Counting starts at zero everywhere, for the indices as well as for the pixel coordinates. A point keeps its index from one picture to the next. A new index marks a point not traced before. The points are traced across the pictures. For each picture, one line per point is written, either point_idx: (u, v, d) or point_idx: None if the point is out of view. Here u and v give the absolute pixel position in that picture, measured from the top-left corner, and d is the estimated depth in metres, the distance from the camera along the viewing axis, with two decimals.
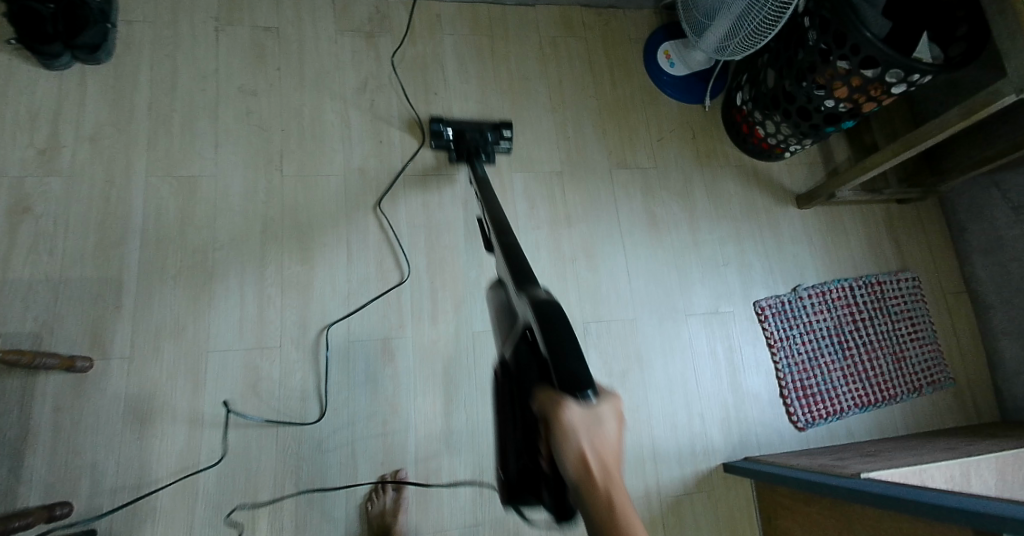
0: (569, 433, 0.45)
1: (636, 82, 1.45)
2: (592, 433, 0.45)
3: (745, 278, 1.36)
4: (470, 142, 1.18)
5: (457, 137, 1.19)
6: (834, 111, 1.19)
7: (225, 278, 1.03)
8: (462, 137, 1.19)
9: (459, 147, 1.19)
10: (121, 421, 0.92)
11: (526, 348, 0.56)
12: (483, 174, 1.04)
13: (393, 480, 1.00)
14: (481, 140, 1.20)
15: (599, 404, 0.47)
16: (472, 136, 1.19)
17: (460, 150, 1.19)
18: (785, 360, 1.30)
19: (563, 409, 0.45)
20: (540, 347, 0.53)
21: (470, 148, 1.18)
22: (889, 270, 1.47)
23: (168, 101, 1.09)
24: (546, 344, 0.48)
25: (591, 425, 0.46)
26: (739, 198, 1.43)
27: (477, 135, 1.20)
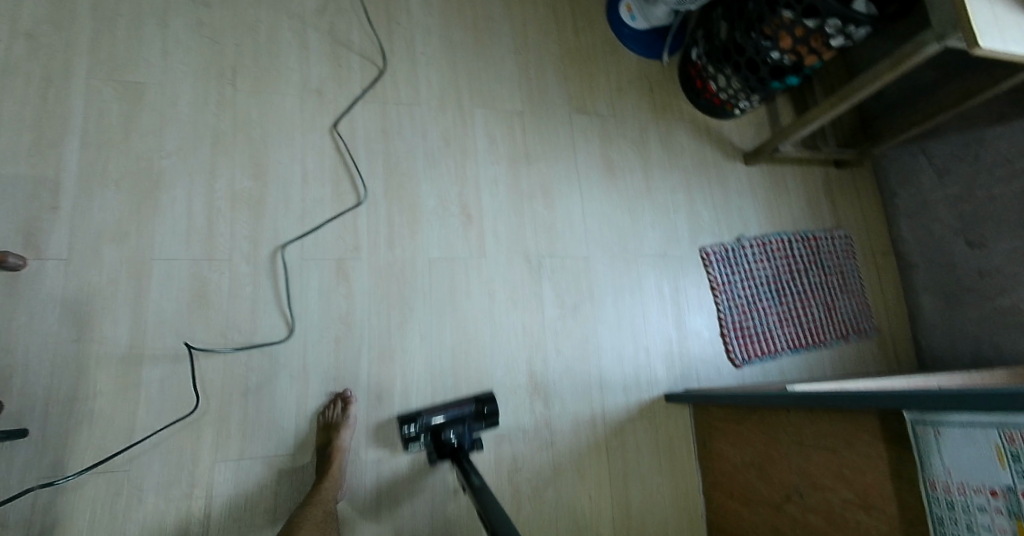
0: None
1: (597, 32, 1.49)
2: None
3: (694, 225, 1.42)
4: (450, 443, 0.98)
5: (435, 438, 0.99)
6: (779, 64, 1.25)
7: (173, 187, 1.00)
8: (440, 436, 0.98)
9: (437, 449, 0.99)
10: (56, 323, 0.89)
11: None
12: (481, 486, 0.83)
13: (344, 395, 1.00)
14: (464, 430, 1.00)
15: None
16: (454, 432, 1.00)
17: (439, 452, 0.99)
18: (726, 303, 1.37)
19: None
20: None
21: (451, 450, 0.98)
22: (825, 228, 1.57)
23: (113, 3, 1.04)
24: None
25: None
26: (691, 151, 1.49)
27: (460, 429, 1.00)
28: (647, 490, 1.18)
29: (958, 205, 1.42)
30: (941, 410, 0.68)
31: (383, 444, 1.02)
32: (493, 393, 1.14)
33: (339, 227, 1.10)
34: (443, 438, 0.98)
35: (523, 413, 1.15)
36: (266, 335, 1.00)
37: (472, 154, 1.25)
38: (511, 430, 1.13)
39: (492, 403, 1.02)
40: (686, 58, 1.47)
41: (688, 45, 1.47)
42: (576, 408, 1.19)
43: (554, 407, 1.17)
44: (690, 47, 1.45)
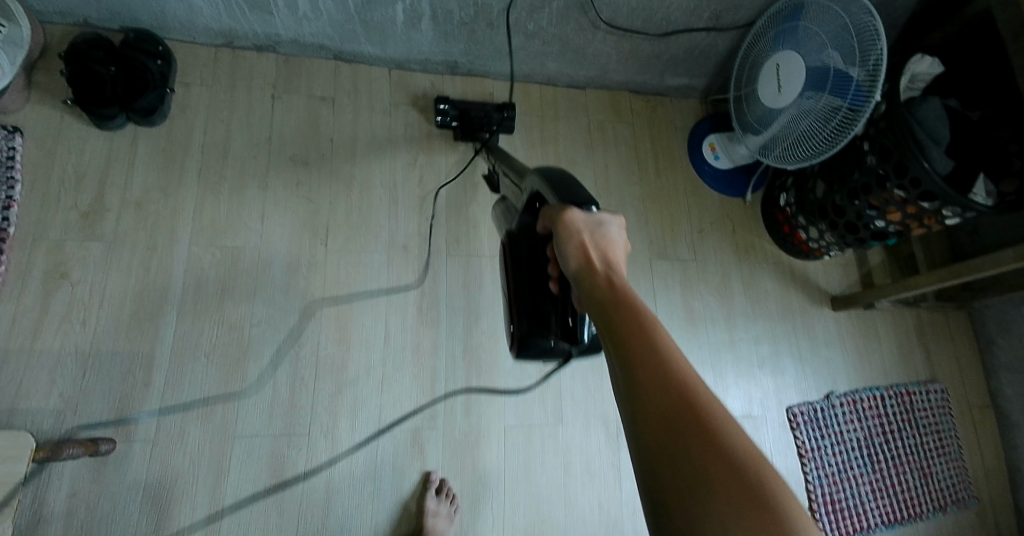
0: (574, 229, 0.60)
1: (679, 171, 1.46)
2: (594, 232, 0.61)
3: (779, 380, 1.34)
4: (473, 123, 1.20)
5: (462, 115, 1.21)
6: (883, 230, 1.19)
7: (260, 357, 0.99)
8: (467, 115, 1.20)
9: (463, 124, 1.21)
10: (138, 510, 0.88)
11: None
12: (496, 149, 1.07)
13: None
14: (486, 119, 1.21)
15: (599, 213, 0.63)
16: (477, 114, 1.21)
17: (465, 127, 1.21)
18: (816, 471, 1.28)
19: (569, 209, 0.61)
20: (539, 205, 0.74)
21: (474, 128, 1.20)
22: (917, 380, 1.45)
23: (218, 167, 1.07)
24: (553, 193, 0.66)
25: (592, 228, 0.61)
26: (775, 296, 1.42)
27: (482, 113, 1.21)
28: None
29: None
30: None
31: None
32: None
33: (411, 392, 1.06)
34: (468, 115, 1.20)
35: None
36: (340, 515, 0.96)
37: None
38: None
39: (512, 106, 1.20)
40: (775, 199, 1.42)
41: (778, 187, 1.42)
42: None
43: None
44: (781, 190, 1.40)
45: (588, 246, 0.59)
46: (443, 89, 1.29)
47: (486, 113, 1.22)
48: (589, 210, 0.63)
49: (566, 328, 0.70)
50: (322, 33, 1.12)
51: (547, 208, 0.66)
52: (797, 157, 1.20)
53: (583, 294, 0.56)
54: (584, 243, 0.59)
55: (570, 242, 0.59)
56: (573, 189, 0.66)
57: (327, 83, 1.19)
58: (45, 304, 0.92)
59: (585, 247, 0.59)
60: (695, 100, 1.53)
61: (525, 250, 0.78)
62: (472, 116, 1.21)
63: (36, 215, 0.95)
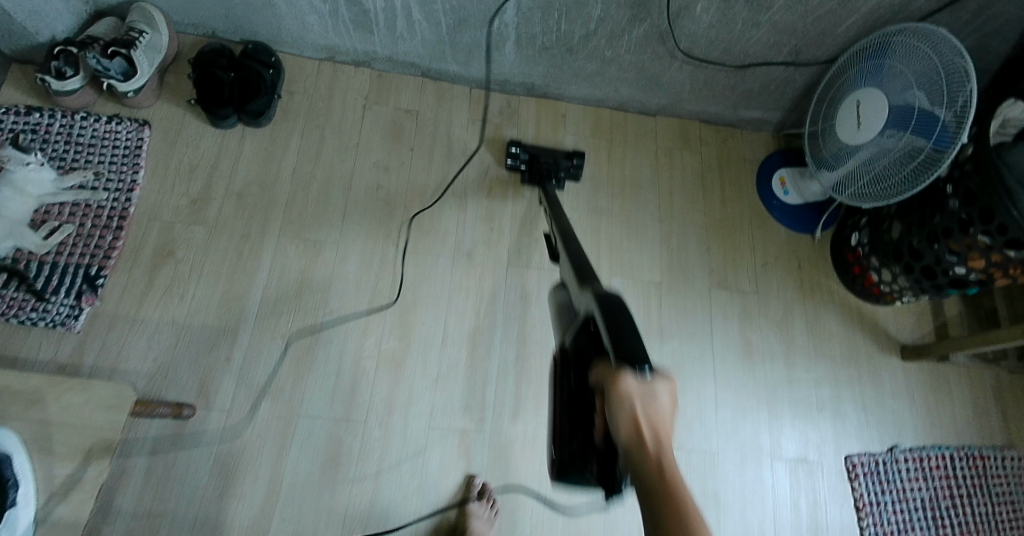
0: (625, 399, 0.49)
1: (745, 203, 1.45)
2: (647, 403, 0.50)
3: (839, 426, 1.28)
4: (542, 167, 1.23)
5: (531, 160, 1.24)
6: (964, 278, 1.13)
7: (328, 345, 1.06)
8: (535, 161, 1.23)
9: (531, 169, 1.24)
10: (209, 474, 0.95)
11: (587, 339, 0.60)
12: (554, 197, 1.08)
13: None
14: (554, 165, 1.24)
15: (653, 380, 0.51)
16: (545, 160, 1.24)
17: (532, 172, 1.24)
18: (873, 528, 1.21)
19: (620, 376, 0.50)
20: (596, 328, 0.58)
21: (542, 173, 1.23)
22: (994, 444, 1.34)
23: (310, 167, 1.16)
24: (607, 333, 0.53)
25: (646, 395, 0.50)
26: (840, 338, 1.37)
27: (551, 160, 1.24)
28: None
29: None
30: None
31: None
32: None
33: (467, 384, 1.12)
34: (536, 160, 1.23)
35: None
36: (386, 505, 1.01)
37: None
38: None
39: (580, 154, 1.23)
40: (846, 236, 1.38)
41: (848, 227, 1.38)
42: None
43: None
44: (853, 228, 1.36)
45: (642, 419, 0.49)
46: (519, 109, 1.35)
47: (554, 160, 1.26)
48: (643, 374, 0.50)
49: (604, 486, 0.52)
50: (414, 52, 1.21)
51: (599, 358, 0.54)
52: (871, 197, 1.18)
53: (633, 479, 0.49)
54: (632, 411, 0.49)
55: (619, 410, 0.49)
56: (629, 335, 0.52)
57: (412, 97, 1.28)
58: (152, 278, 1.03)
59: (637, 420, 0.49)
60: (768, 133, 1.53)
61: (565, 364, 0.63)
62: (541, 162, 1.24)
63: (153, 198, 1.07)
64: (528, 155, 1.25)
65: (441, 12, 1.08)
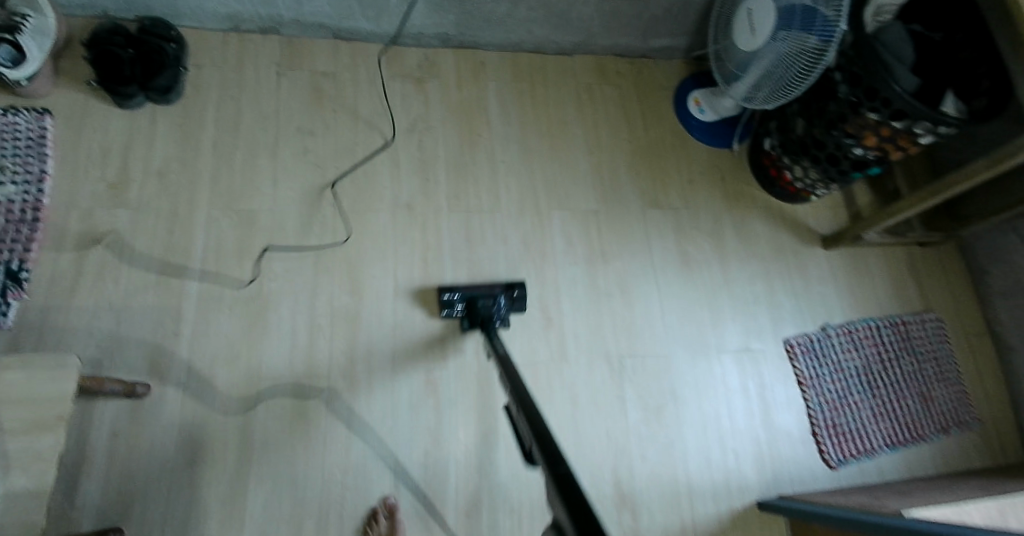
0: None
1: (666, 126, 1.53)
2: None
3: (776, 315, 1.39)
4: (482, 311, 1.11)
5: (469, 308, 1.12)
6: (863, 159, 1.26)
7: (278, 309, 1.06)
8: (473, 307, 1.11)
9: (470, 317, 1.12)
10: (175, 447, 0.94)
11: None
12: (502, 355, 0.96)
13: (385, 508, 0.98)
14: (494, 306, 1.13)
15: None
16: (484, 305, 1.12)
17: (472, 319, 1.12)
18: (816, 398, 1.32)
19: None
20: None
21: (482, 317, 1.11)
22: (913, 310, 1.50)
23: (231, 138, 1.14)
24: None
25: None
26: (767, 238, 1.47)
27: (490, 300, 1.13)
28: None
29: None
30: None
31: None
32: None
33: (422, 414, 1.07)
34: (476, 308, 1.11)
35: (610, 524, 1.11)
36: (362, 450, 1.02)
37: (552, 255, 1.29)
38: None
39: (520, 284, 1.14)
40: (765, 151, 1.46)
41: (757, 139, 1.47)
42: (666, 518, 1.15)
43: (643, 517, 1.14)
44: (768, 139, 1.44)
45: None
46: (436, 61, 1.36)
47: (494, 298, 1.14)
48: None
49: None
50: (321, 12, 1.21)
51: None
52: (777, 97, 1.26)
53: None
54: None
55: None
56: None
57: (327, 59, 1.27)
58: (80, 266, 1.00)
59: None
60: (679, 60, 1.60)
61: None
62: (479, 306, 1.12)
63: (68, 188, 1.04)
64: (464, 302, 1.13)
65: None
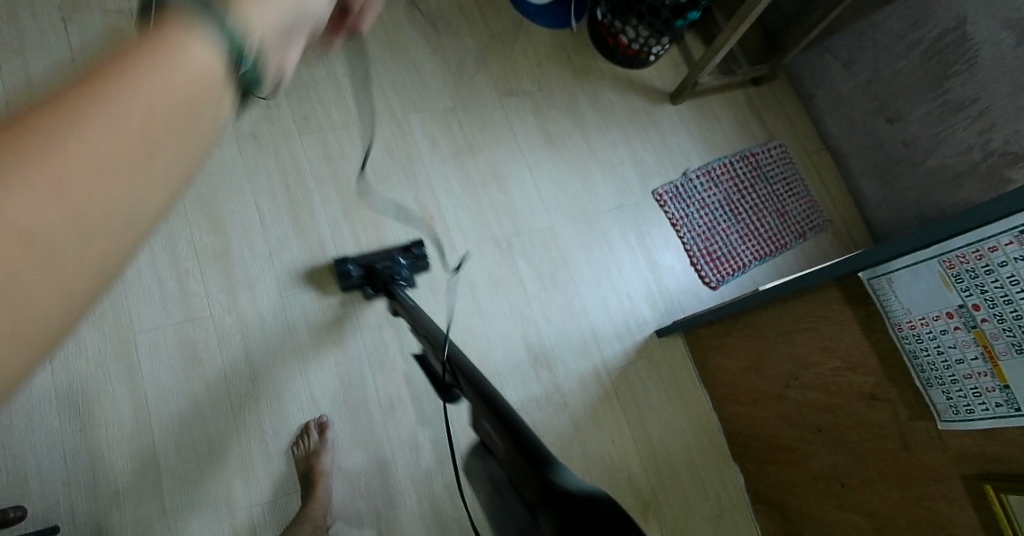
0: None
1: (505, 16, 1.54)
2: None
3: (641, 170, 1.49)
4: (382, 274, 1.09)
5: (368, 272, 1.10)
6: (678, 3, 1.36)
7: (135, 261, 1.00)
8: (372, 271, 1.10)
9: (373, 280, 1.09)
10: (57, 417, 0.89)
11: None
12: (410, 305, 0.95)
13: (317, 423, 1.00)
14: (394, 267, 1.12)
15: None
16: (383, 266, 1.11)
17: (374, 283, 1.10)
18: (689, 235, 1.46)
19: None
20: None
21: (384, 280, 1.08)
22: (760, 143, 1.65)
23: (26, 96, 1.03)
24: None
25: None
26: (621, 104, 1.56)
27: (389, 263, 1.12)
28: (666, 427, 1.24)
29: (870, 89, 1.53)
30: (890, 258, 0.75)
31: (410, 447, 1.07)
32: (499, 374, 1.18)
33: (328, 354, 1.07)
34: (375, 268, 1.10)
35: (532, 383, 1.20)
36: (267, 376, 1.02)
37: (418, 158, 1.30)
38: (523, 400, 1.17)
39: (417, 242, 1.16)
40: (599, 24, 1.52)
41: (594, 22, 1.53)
42: (578, 365, 1.24)
43: (558, 371, 1.22)
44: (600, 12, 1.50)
45: None
46: None
47: (393, 261, 1.14)
48: None
49: None
50: None
51: None
52: None
53: None
54: None
55: None
56: None
57: None
58: None
59: None
60: None
61: None
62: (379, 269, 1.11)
63: None
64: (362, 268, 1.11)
65: None
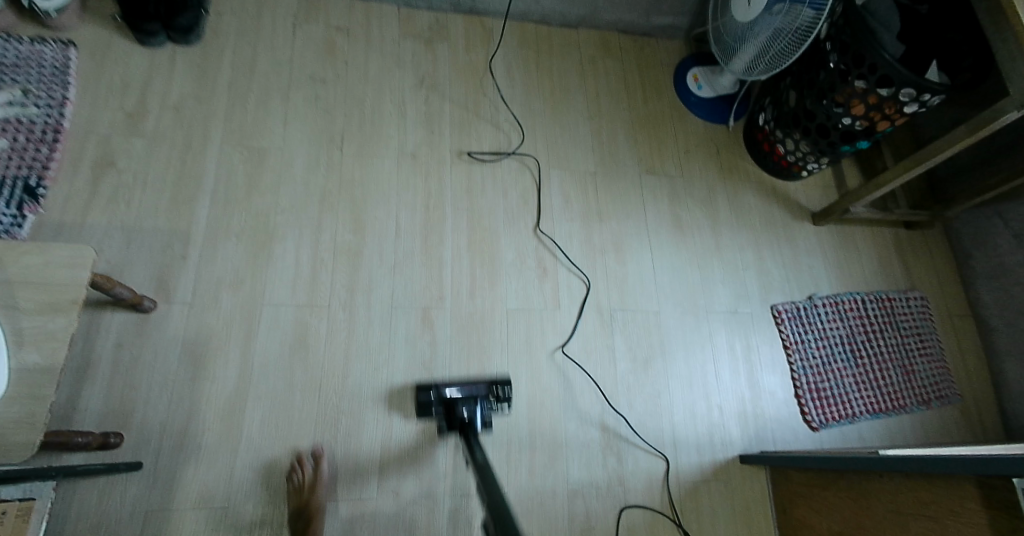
0: None
1: (666, 99, 1.58)
2: None
3: (764, 283, 1.43)
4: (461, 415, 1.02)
5: (447, 410, 1.03)
6: (851, 129, 1.28)
7: (283, 239, 1.10)
8: (451, 410, 1.03)
9: (449, 419, 1.03)
10: (176, 362, 0.98)
11: None
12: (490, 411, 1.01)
13: (314, 453, 0.97)
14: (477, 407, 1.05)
15: None
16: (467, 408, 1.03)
17: (450, 422, 1.03)
18: (801, 363, 1.36)
19: None
20: None
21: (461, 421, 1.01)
22: (898, 288, 1.54)
23: (246, 81, 1.21)
24: None
25: None
26: (758, 210, 1.51)
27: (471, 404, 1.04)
28: None
29: None
30: None
31: (460, 492, 1.03)
32: (568, 447, 1.15)
33: (415, 375, 1.09)
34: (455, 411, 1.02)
35: (597, 466, 1.15)
36: (358, 379, 1.06)
37: (549, 211, 1.33)
38: (584, 483, 1.13)
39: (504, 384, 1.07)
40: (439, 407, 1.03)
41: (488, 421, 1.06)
42: (650, 464, 1.18)
43: (628, 464, 1.17)
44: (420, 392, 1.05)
45: None
46: (446, 26, 1.45)
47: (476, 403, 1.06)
48: None
49: None
50: None
51: None
52: (765, 68, 1.34)
53: None
54: None
55: None
56: None
57: (342, 17, 1.35)
58: (94, 188, 1.02)
59: None
60: (679, 40, 1.67)
61: None
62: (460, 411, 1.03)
63: (86, 113, 1.07)
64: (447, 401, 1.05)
65: None
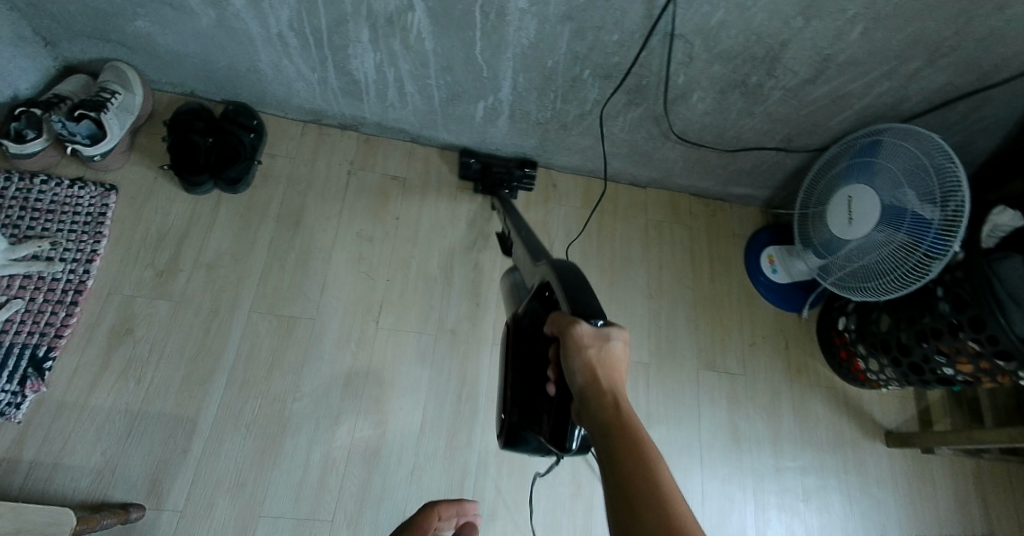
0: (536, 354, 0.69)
1: (734, 279, 1.44)
2: (597, 351, 0.59)
3: (825, 518, 1.26)
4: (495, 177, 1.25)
5: (483, 170, 1.25)
6: (951, 377, 1.12)
7: (297, 434, 0.99)
8: (488, 169, 1.25)
9: (484, 179, 1.25)
10: None
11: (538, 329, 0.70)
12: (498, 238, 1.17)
13: None
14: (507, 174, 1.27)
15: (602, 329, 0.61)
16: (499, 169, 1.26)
17: (484, 182, 1.26)
18: None
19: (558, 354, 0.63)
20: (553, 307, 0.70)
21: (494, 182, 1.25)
22: (975, 533, 1.32)
23: (288, 237, 1.12)
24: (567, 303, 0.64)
25: (597, 345, 0.60)
26: (827, 423, 1.35)
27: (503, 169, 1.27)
28: None
29: None
30: None
31: None
32: None
33: None
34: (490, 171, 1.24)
35: None
36: None
37: None
38: None
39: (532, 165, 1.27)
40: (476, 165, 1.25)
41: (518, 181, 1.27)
42: None
43: None
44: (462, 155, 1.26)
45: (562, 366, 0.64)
46: None
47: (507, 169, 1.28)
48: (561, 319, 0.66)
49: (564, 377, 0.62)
50: (405, 120, 1.21)
51: (557, 314, 0.63)
52: (845, 282, 1.19)
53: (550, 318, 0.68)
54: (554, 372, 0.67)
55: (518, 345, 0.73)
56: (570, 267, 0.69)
57: (401, 164, 1.25)
58: (106, 359, 0.95)
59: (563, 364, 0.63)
60: (756, 208, 1.53)
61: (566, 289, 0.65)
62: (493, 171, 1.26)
63: (113, 272, 1.01)
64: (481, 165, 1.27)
65: (435, 86, 1.09)
